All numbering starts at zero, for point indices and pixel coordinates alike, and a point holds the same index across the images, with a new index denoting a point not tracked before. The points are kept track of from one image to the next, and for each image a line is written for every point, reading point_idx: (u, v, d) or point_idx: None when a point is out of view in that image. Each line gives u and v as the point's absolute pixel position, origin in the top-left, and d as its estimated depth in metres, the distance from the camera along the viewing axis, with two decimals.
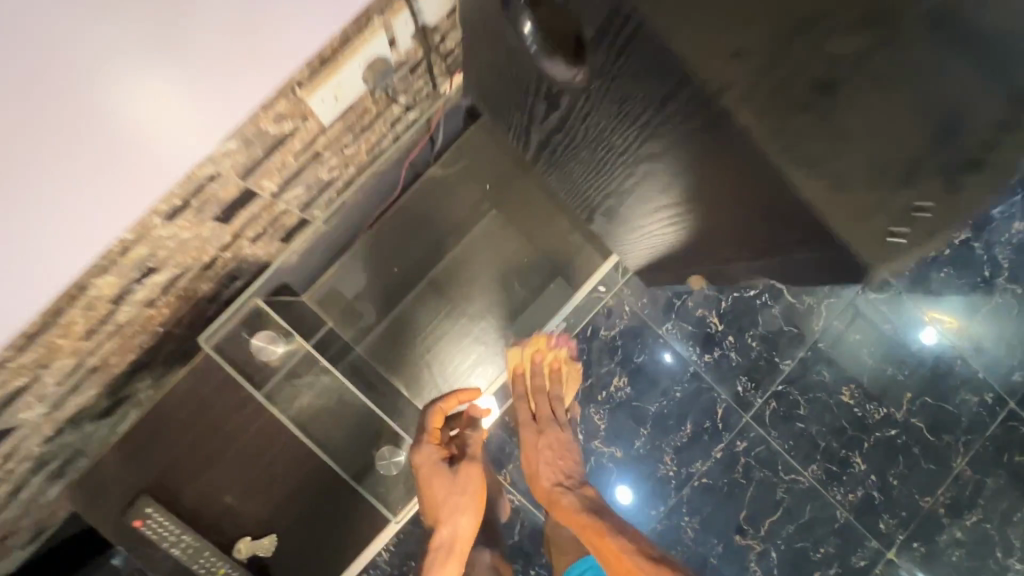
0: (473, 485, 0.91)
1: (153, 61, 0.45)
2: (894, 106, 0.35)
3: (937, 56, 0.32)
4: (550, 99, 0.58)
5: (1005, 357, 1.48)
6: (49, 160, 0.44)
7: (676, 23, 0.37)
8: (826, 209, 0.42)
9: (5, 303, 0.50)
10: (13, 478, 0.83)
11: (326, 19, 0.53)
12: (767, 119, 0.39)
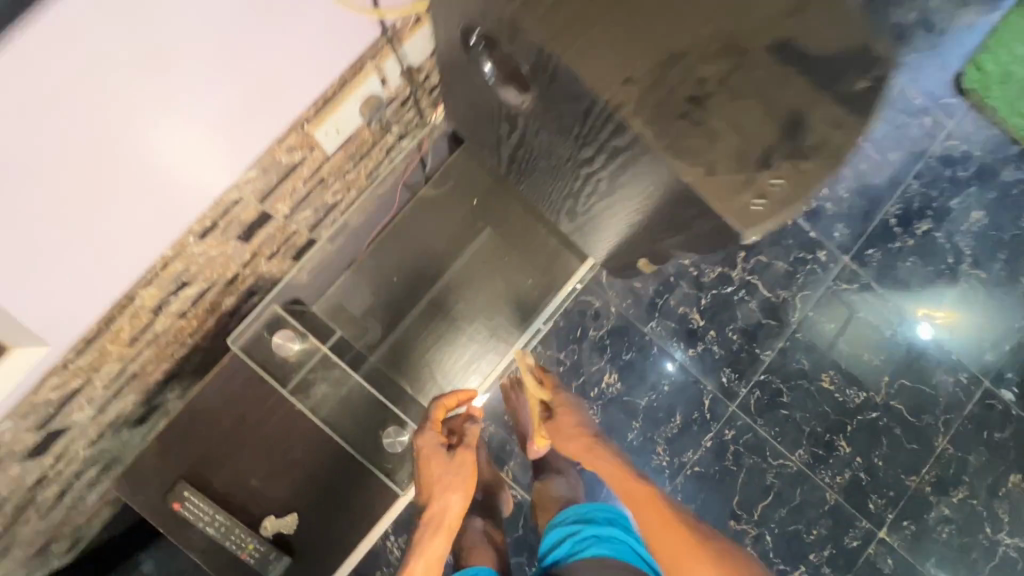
0: (466, 467, 0.91)
1: (201, 112, 0.64)
2: (747, 107, 0.47)
3: (767, 72, 0.46)
4: (510, 123, 0.66)
5: (985, 342, 1.56)
6: (129, 183, 0.63)
7: (584, 56, 0.47)
8: (702, 185, 0.48)
9: (89, 294, 0.68)
10: (61, 480, 0.93)
11: (322, 75, 0.73)
12: (655, 124, 0.47)
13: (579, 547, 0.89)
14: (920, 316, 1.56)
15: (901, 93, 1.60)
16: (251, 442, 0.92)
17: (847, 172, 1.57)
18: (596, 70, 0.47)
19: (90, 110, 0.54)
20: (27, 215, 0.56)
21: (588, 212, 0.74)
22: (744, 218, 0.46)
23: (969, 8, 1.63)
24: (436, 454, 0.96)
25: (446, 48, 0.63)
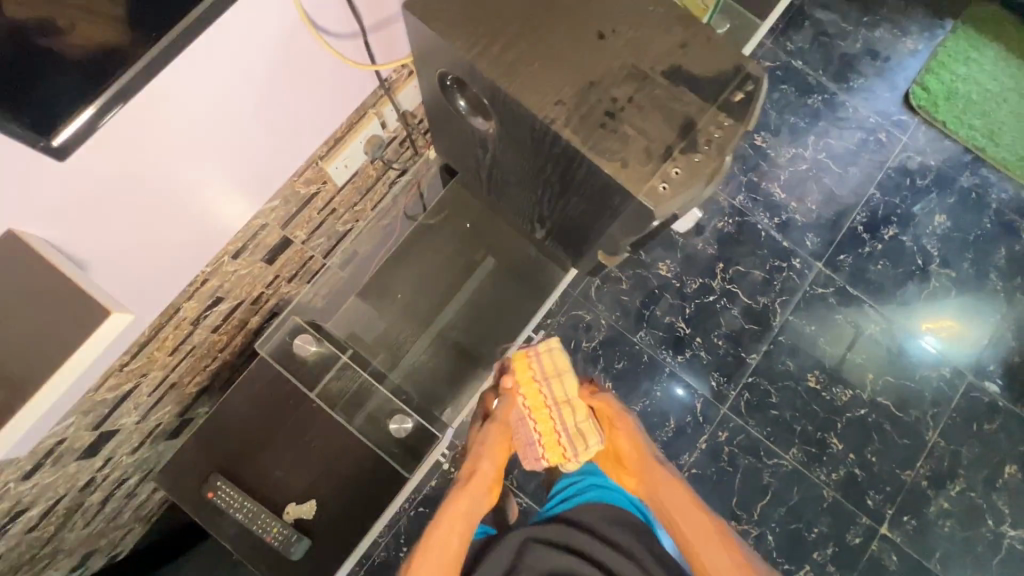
0: (499, 434, 0.99)
1: (243, 151, 0.80)
2: (653, 115, 0.56)
3: (668, 91, 0.57)
4: (484, 146, 0.77)
5: (983, 347, 1.62)
6: (186, 209, 0.78)
7: (517, 86, 0.56)
8: (619, 172, 0.55)
9: (143, 305, 0.81)
10: (105, 486, 1.04)
11: (334, 119, 0.91)
12: (580, 133, 0.55)
13: (579, 489, 1.00)
14: (925, 329, 1.63)
15: (855, 113, 1.76)
16: (274, 441, 1.04)
17: (812, 186, 1.70)
18: (532, 96, 0.56)
19: (168, 146, 0.70)
20: (110, 230, 0.70)
21: (551, 219, 0.82)
22: (656, 200, 0.55)
23: (909, 36, 1.81)
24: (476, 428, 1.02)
25: (428, 95, 0.76)
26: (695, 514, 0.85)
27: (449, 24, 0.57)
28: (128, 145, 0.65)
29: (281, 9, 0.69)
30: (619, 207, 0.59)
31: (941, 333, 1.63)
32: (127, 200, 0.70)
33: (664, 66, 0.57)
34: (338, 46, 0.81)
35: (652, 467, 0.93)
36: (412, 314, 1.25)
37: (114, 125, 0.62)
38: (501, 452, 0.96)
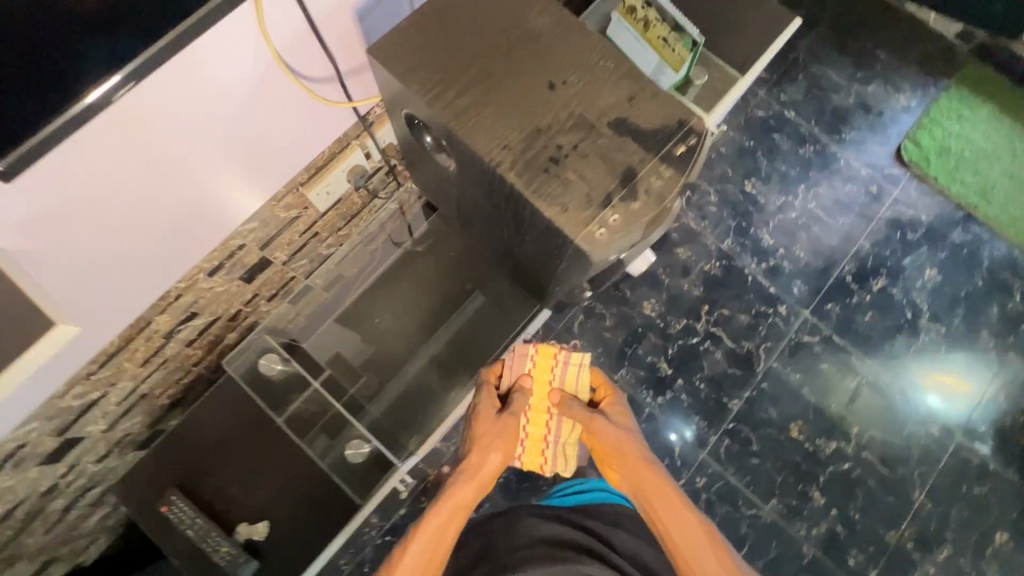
0: (509, 428, 0.94)
1: (221, 170, 0.82)
2: (595, 162, 0.59)
3: (611, 140, 0.59)
4: (448, 183, 0.80)
5: (981, 406, 1.59)
6: (159, 223, 0.79)
7: (465, 129, 0.59)
8: (556, 216, 0.57)
9: (114, 313, 0.82)
10: (68, 493, 1.04)
11: (318, 143, 0.94)
12: (522, 177, 0.58)
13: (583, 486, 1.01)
14: (929, 385, 1.60)
15: (847, 165, 1.77)
16: (235, 459, 1.04)
17: (801, 234, 1.71)
18: (479, 140, 0.59)
19: (142, 163, 0.72)
20: (80, 243, 0.71)
21: (514, 255, 0.84)
22: (592, 244, 0.57)
23: (902, 93, 1.84)
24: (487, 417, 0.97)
25: (398, 134, 0.79)
26: (689, 525, 0.79)
27: (408, 70, 0.61)
28: (100, 162, 0.67)
29: (256, 48, 0.72)
30: (561, 248, 0.61)
31: (946, 389, 1.60)
32: (93, 218, 0.71)
33: (610, 116, 0.60)
34: (318, 89, 0.86)
35: (647, 475, 0.86)
36: (389, 338, 1.24)
37: (85, 142, 0.64)
38: (510, 445, 0.92)
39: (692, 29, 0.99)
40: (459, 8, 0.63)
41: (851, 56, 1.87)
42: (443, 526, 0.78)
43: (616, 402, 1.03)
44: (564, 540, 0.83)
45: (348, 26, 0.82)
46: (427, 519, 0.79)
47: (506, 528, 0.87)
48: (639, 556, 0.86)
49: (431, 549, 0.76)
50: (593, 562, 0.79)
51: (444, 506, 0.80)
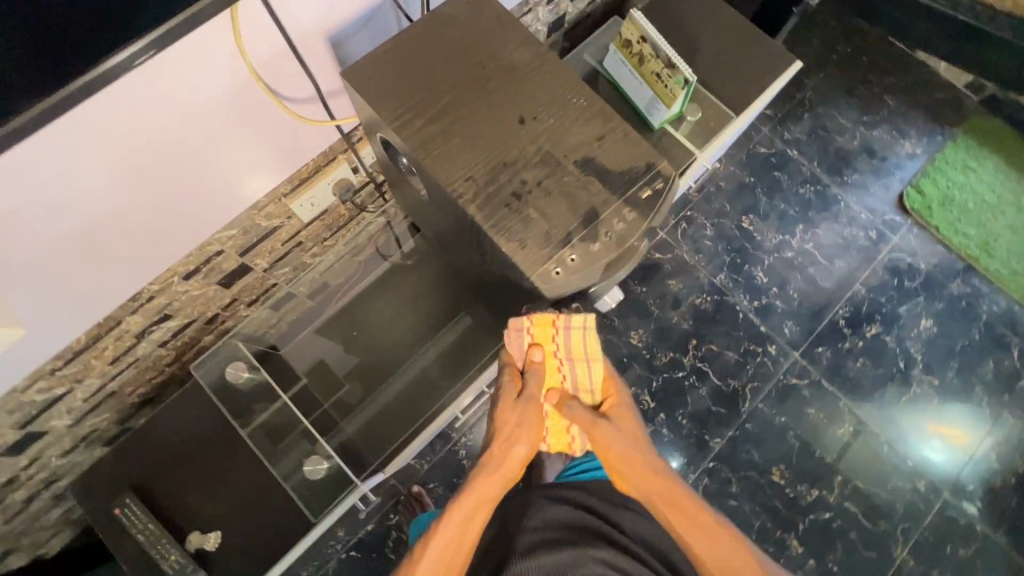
0: (534, 416, 0.82)
1: (206, 176, 0.76)
2: (556, 200, 0.60)
3: (573, 179, 0.60)
4: (422, 201, 0.79)
5: (979, 462, 1.55)
6: (134, 227, 0.75)
7: (431, 160, 0.60)
8: (514, 255, 0.58)
9: (87, 309, 0.80)
10: (30, 486, 1.04)
11: (314, 146, 0.88)
12: (483, 212, 0.59)
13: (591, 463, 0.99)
14: (929, 434, 1.57)
15: (847, 208, 1.76)
16: (194, 465, 1.03)
17: (796, 274, 1.69)
18: (444, 171, 0.60)
19: (111, 175, 0.66)
20: (43, 251, 0.68)
21: (489, 279, 0.83)
22: (547, 283, 0.58)
23: (908, 139, 1.83)
24: (508, 400, 0.83)
25: (376, 157, 0.80)
26: (718, 541, 0.73)
27: (380, 97, 0.62)
28: (64, 177, 0.61)
29: (229, 65, 0.64)
30: (520, 281, 0.62)
31: (947, 441, 1.56)
32: (49, 221, 0.65)
33: (576, 154, 0.61)
34: (300, 108, 0.78)
35: (669, 484, 0.78)
36: (367, 350, 1.23)
37: (43, 161, 0.58)
38: (537, 433, 0.82)
39: (684, 67, 0.97)
40: (439, 38, 0.65)
41: (857, 99, 1.86)
42: (466, 526, 0.72)
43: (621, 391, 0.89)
44: (575, 523, 0.81)
45: (335, 41, 0.73)
46: (448, 519, 0.72)
47: (519, 512, 0.84)
48: (651, 534, 0.83)
49: (453, 554, 0.70)
50: (604, 544, 0.77)
51: (467, 501, 0.74)
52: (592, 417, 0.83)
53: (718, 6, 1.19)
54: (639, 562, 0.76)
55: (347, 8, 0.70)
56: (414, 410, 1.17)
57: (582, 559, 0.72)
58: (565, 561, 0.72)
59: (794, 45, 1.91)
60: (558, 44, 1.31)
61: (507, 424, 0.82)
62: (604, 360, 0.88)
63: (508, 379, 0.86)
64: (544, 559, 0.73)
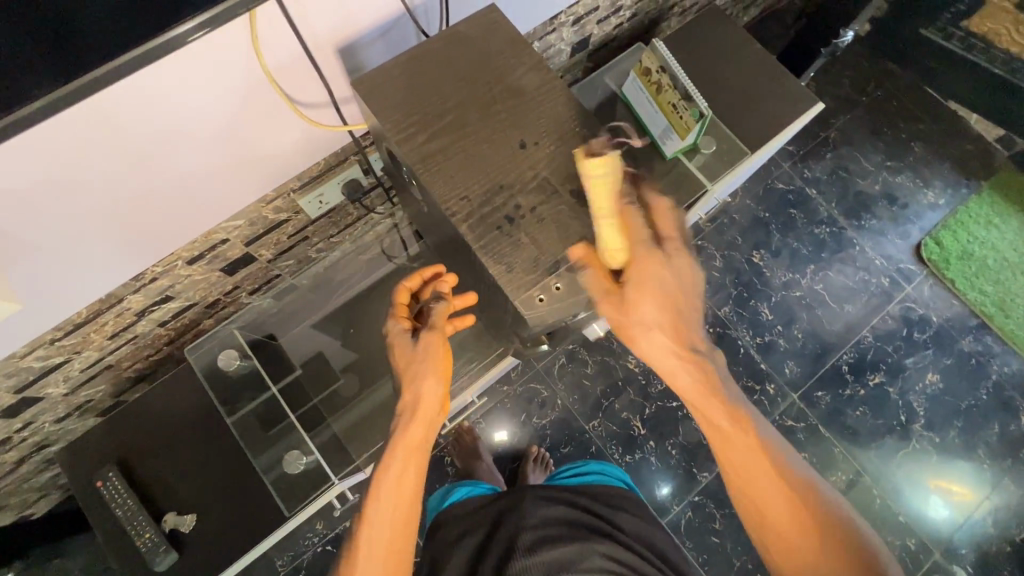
0: (436, 348, 0.82)
1: (215, 168, 0.78)
2: (548, 226, 0.63)
3: (567, 208, 0.64)
4: (422, 206, 0.81)
5: (980, 522, 1.50)
6: (142, 212, 0.77)
7: (429, 175, 0.62)
8: (504, 279, 0.62)
9: (94, 285, 0.83)
10: (21, 448, 1.06)
11: (329, 146, 0.90)
12: (475, 234, 0.62)
13: (578, 473, 1.09)
14: (933, 487, 1.53)
15: (862, 253, 1.73)
16: (180, 445, 1.05)
17: (802, 314, 1.67)
18: (440, 187, 0.62)
19: (117, 163, 0.68)
20: (51, 230, 0.70)
21: (483, 292, 0.85)
22: (532, 308, 0.62)
23: (932, 189, 1.79)
24: (406, 347, 0.84)
25: (387, 164, 0.83)
26: (743, 442, 0.67)
27: (385, 107, 0.63)
28: (71, 165, 0.63)
29: (244, 65, 0.66)
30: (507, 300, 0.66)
31: (952, 496, 1.52)
32: (59, 202, 0.67)
33: (574, 184, 0.64)
34: (314, 113, 0.80)
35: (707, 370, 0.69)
36: (359, 348, 1.23)
37: (49, 148, 0.60)
38: (445, 366, 0.82)
39: (700, 100, 0.97)
40: (450, 57, 0.66)
41: (883, 143, 1.84)
42: (398, 491, 0.76)
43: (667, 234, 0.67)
44: (571, 521, 0.88)
45: (352, 49, 0.75)
46: (377, 500, 0.76)
47: (517, 512, 0.92)
48: (640, 531, 0.93)
49: (392, 534, 0.75)
50: (601, 538, 0.85)
51: (393, 464, 0.77)
52: (619, 285, 0.65)
53: (744, 40, 1.19)
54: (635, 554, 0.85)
55: (365, 20, 0.71)
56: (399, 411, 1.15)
57: (585, 552, 0.80)
58: (569, 556, 0.79)
59: (824, 85, 1.89)
60: (581, 65, 1.32)
61: (406, 369, 0.83)
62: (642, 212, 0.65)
63: (400, 326, 0.86)
64: (550, 554, 0.80)
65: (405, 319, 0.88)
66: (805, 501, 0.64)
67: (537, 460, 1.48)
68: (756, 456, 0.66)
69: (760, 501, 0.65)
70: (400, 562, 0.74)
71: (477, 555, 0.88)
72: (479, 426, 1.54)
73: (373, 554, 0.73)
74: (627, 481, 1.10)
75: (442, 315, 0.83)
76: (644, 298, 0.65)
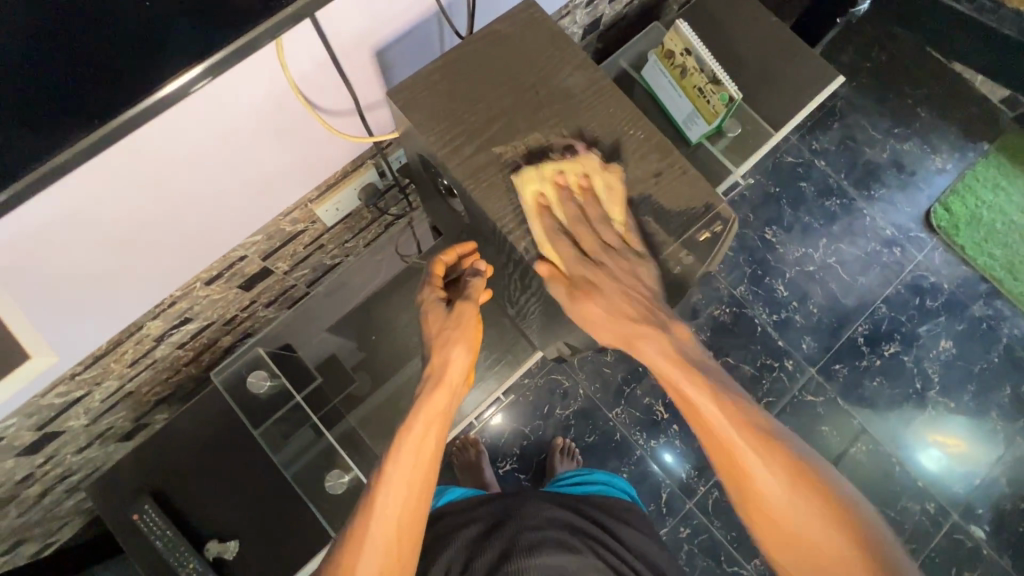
0: (468, 318, 0.77)
1: (241, 188, 0.76)
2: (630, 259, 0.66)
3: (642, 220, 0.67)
4: (455, 204, 0.77)
5: (995, 483, 1.55)
6: (170, 239, 0.74)
7: (480, 187, 0.65)
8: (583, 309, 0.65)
9: (118, 316, 0.80)
10: (43, 481, 1.02)
11: (351, 151, 0.86)
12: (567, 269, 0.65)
13: (588, 479, 1.07)
14: (942, 453, 1.56)
15: (872, 224, 1.72)
16: (212, 469, 1.02)
17: (817, 289, 1.67)
18: (492, 202, 0.65)
19: (149, 194, 0.65)
20: (85, 265, 0.68)
21: (524, 296, 0.81)
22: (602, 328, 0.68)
23: (939, 154, 1.78)
24: (436, 312, 0.79)
25: (416, 167, 0.79)
26: (745, 448, 0.58)
27: (428, 117, 0.65)
28: (106, 198, 0.61)
29: (269, 77, 0.62)
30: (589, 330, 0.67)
31: (958, 458, 1.56)
32: (69, 234, 0.62)
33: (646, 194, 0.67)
34: (340, 122, 0.77)
35: (660, 365, 0.63)
36: (383, 355, 1.20)
37: (85, 183, 0.58)
38: (476, 338, 0.77)
39: (729, 84, 0.94)
40: (487, 59, 0.67)
41: (889, 110, 1.81)
42: (419, 454, 0.68)
43: (589, 232, 0.67)
44: (573, 527, 0.87)
45: (377, 53, 0.72)
46: (396, 461, 0.67)
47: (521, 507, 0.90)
48: (631, 543, 0.92)
49: (409, 493, 0.65)
50: (599, 550, 0.84)
51: (414, 426, 0.70)
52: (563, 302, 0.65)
53: (761, 16, 1.14)
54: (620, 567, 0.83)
55: (391, 23, 0.68)
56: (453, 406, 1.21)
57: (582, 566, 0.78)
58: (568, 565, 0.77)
59: (829, 54, 1.85)
60: (592, 47, 1.26)
61: (434, 336, 0.78)
62: (581, 206, 0.67)
63: (434, 294, 0.82)
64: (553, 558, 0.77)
65: (439, 288, 0.83)
66: (832, 510, 0.55)
67: (563, 451, 1.48)
68: (766, 465, 0.57)
69: (779, 521, 0.56)
70: (413, 528, 0.64)
71: (474, 542, 0.84)
72: (504, 422, 1.54)
73: (387, 514, 0.64)
74: (632, 492, 1.10)
75: (480, 287, 0.79)
76: (590, 308, 0.64)
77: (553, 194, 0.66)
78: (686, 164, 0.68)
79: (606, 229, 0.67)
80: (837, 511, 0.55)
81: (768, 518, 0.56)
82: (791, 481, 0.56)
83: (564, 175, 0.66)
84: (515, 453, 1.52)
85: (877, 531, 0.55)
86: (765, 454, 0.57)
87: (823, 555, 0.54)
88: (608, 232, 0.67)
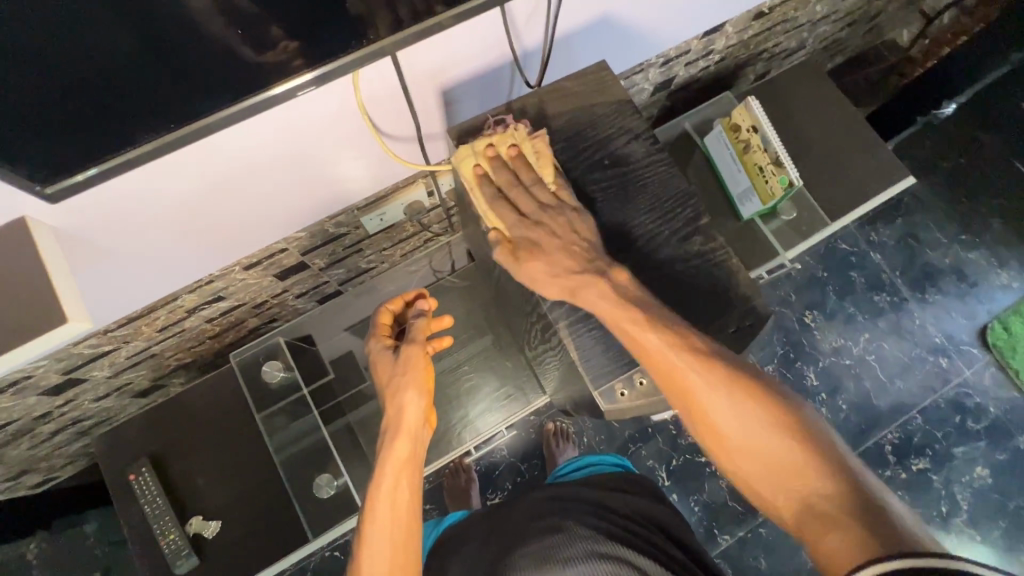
0: (416, 359, 0.76)
1: (294, 190, 0.79)
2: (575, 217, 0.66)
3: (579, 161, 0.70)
4: None
5: None
6: (220, 227, 0.78)
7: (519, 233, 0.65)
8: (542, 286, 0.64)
9: (160, 287, 0.84)
10: (60, 421, 1.06)
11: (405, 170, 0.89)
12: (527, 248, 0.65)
13: (575, 468, 1.00)
14: None
15: (921, 329, 1.63)
16: (212, 444, 1.05)
17: (850, 384, 1.59)
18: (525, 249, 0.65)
19: (210, 187, 0.69)
20: (140, 239, 0.72)
21: (543, 344, 0.80)
22: (613, 401, 0.66)
23: (1006, 271, 1.68)
24: (386, 361, 0.78)
25: (463, 198, 0.81)
26: (689, 367, 0.58)
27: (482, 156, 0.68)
28: (170, 185, 0.66)
29: (340, 95, 0.65)
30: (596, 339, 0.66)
31: None
32: (114, 217, 0.66)
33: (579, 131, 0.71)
34: (400, 145, 0.80)
35: (602, 300, 0.61)
36: None
37: (147, 174, 0.62)
38: (428, 380, 0.76)
39: (791, 169, 0.92)
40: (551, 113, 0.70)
41: (960, 216, 1.72)
42: (392, 510, 0.68)
43: (523, 195, 0.66)
44: (550, 512, 0.80)
45: (446, 86, 0.74)
46: (374, 522, 0.67)
47: (494, 514, 0.86)
48: (639, 509, 0.82)
49: (394, 552, 0.66)
50: (588, 519, 0.76)
51: (383, 484, 0.69)
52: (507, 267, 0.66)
53: (836, 106, 1.12)
54: (621, 531, 0.74)
55: (464, 61, 0.71)
56: (457, 424, 1.21)
57: (567, 540, 0.72)
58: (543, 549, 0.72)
59: (905, 148, 1.78)
60: (661, 103, 1.26)
61: (387, 388, 0.77)
62: (528, 164, 0.68)
63: (382, 345, 0.81)
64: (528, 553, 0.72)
65: (385, 337, 0.82)
66: (778, 412, 0.56)
67: (557, 434, 1.49)
68: (708, 381, 0.57)
69: (720, 423, 0.57)
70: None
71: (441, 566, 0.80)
72: (502, 454, 1.51)
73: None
74: (624, 463, 0.99)
75: (421, 329, 0.78)
76: (532, 267, 0.64)
77: (493, 158, 0.68)
78: (727, 256, 0.68)
79: (537, 189, 0.67)
80: (780, 416, 0.55)
81: (714, 432, 0.57)
82: (731, 392, 0.57)
83: (494, 147, 0.68)
84: (507, 487, 1.49)
85: (811, 422, 0.56)
86: (702, 375, 0.58)
87: (770, 456, 0.54)
88: (541, 192, 0.67)
